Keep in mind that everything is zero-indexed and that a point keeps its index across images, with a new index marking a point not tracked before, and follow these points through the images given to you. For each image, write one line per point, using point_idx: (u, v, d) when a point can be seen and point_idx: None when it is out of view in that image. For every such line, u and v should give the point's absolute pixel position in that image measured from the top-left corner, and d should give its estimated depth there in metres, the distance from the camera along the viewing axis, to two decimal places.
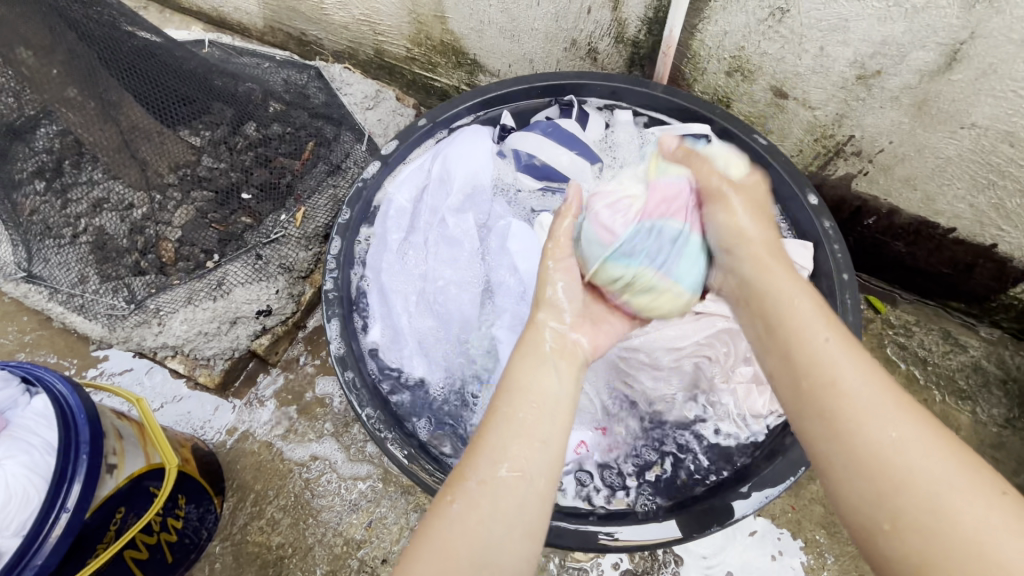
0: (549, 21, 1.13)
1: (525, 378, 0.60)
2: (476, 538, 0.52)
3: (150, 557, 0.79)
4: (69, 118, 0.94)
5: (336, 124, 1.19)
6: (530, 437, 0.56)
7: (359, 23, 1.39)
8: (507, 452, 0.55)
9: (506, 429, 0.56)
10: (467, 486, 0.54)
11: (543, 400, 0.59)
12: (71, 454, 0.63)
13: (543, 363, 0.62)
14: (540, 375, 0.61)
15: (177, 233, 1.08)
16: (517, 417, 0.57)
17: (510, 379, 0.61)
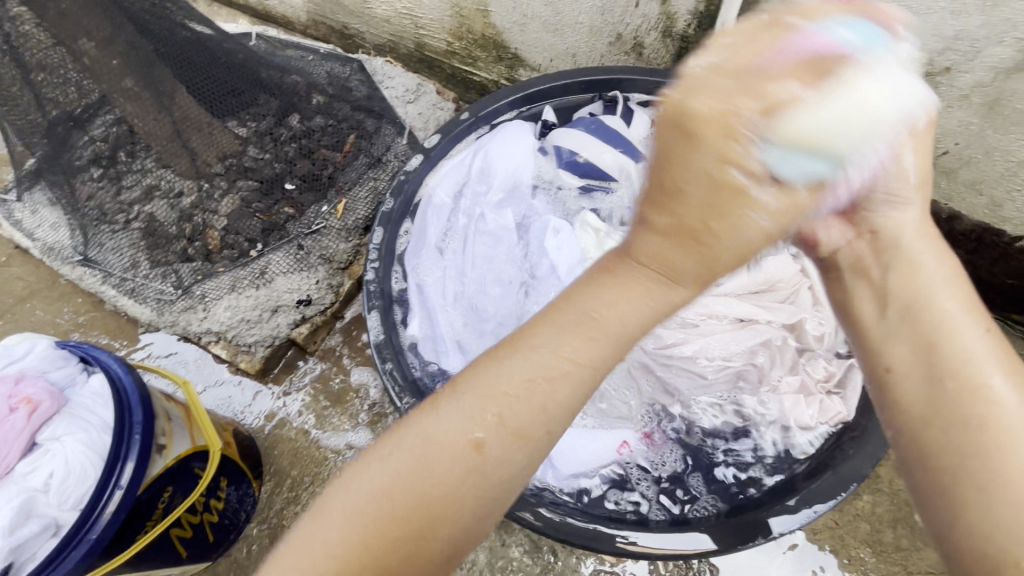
0: (595, 15, 1.12)
1: (606, 308, 0.46)
2: (470, 478, 0.44)
3: (193, 536, 0.81)
4: (126, 109, 0.95)
5: (377, 117, 1.22)
6: (573, 381, 0.46)
7: (402, 17, 1.39)
8: (542, 395, 0.45)
9: (548, 370, 0.45)
10: (463, 419, 0.45)
11: (607, 350, 0.46)
12: (125, 433, 0.65)
13: (632, 293, 0.46)
14: (620, 310, 0.46)
15: (223, 221, 1.11)
16: (560, 354, 0.46)
17: (581, 303, 0.47)
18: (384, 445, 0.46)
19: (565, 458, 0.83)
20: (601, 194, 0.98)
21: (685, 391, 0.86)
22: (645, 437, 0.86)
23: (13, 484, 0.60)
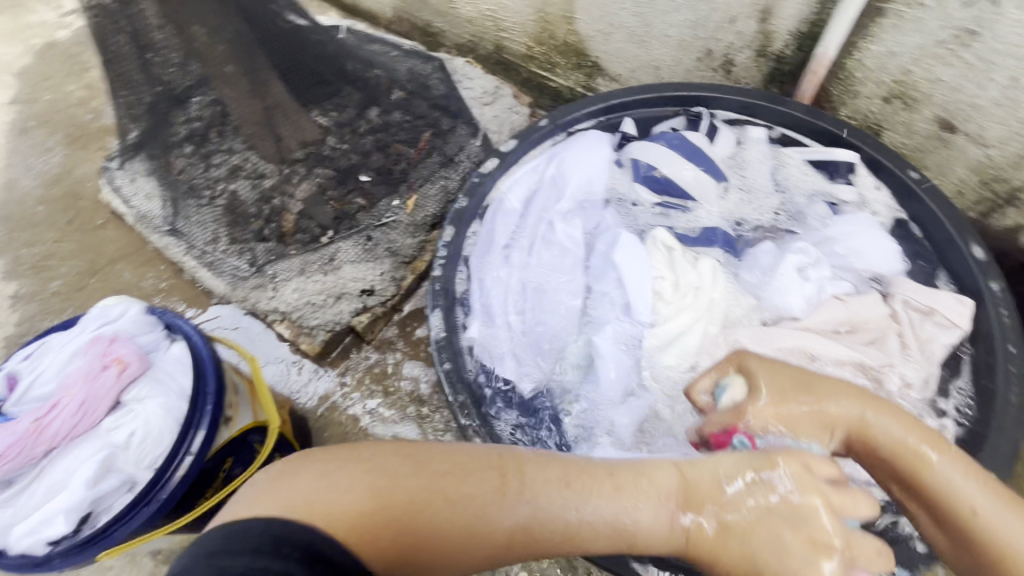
0: (685, 29, 1.09)
1: (656, 516, 0.50)
2: (484, 554, 0.53)
3: None
4: (226, 93, 1.06)
5: (453, 117, 1.25)
6: (607, 536, 0.51)
7: (486, 18, 1.40)
8: (577, 539, 0.52)
9: (598, 521, 0.51)
10: (517, 526, 0.51)
11: (640, 532, 0.50)
12: (199, 402, 0.69)
13: (674, 521, 0.50)
14: (656, 521, 0.50)
15: (299, 205, 1.15)
16: (610, 514, 0.51)
17: (656, 506, 0.50)
18: (455, 480, 0.52)
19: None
20: (675, 213, 0.96)
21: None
22: None
23: (97, 439, 0.63)
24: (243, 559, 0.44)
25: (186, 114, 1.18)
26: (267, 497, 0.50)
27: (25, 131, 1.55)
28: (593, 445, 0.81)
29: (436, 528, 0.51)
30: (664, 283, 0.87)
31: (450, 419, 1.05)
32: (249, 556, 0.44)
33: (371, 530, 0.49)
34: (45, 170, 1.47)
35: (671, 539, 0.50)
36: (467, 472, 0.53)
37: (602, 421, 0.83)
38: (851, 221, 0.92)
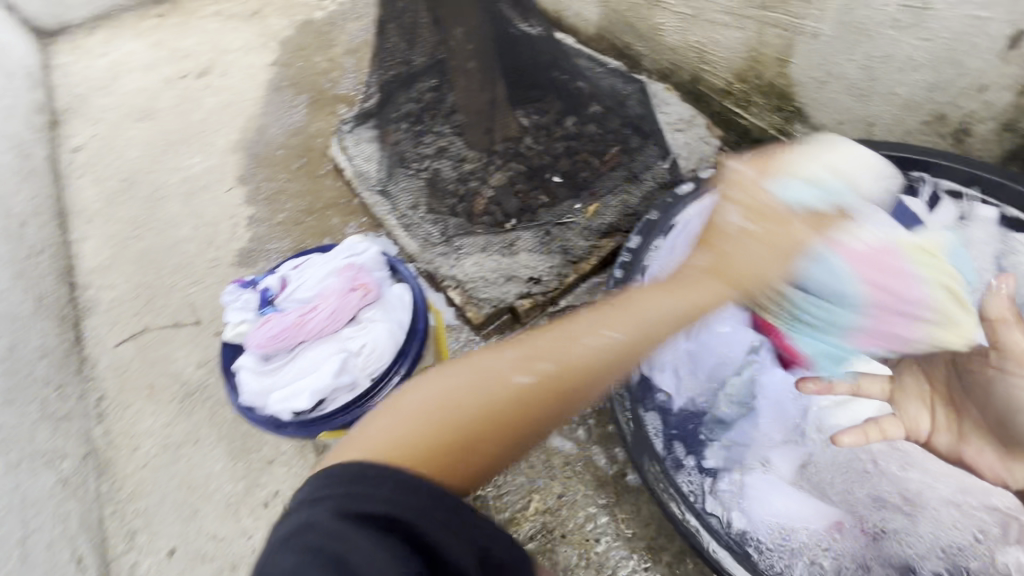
0: (919, 89, 1.09)
1: (669, 312, 0.61)
2: (527, 420, 0.59)
3: None
4: (458, 81, 1.17)
5: (644, 137, 1.32)
6: (686, 320, 0.61)
7: (690, 48, 1.43)
8: (607, 357, 0.60)
9: (620, 329, 0.61)
10: (552, 372, 0.59)
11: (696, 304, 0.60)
12: (411, 337, 0.82)
13: (711, 287, 0.60)
14: (683, 299, 0.60)
15: (491, 191, 1.29)
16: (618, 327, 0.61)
17: (659, 312, 0.61)
18: (438, 377, 0.61)
19: (760, 507, 0.84)
20: None
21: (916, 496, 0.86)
22: (834, 525, 0.84)
23: (336, 343, 0.80)
24: (300, 506, 0.49)
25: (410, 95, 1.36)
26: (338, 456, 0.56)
27: (279, 89, 1.90)
28: (748, 472, 0.88)
29: (467, 429, 0.57)
30: None
31: (586, 413, 1.10)
32: (308, 505, 0.49)
33: (421, 462, 0.54)
34: (289, 124, 1.79)
35: (716, 295, 0.60)
36: (462, 375, 0.60)
37: (753, 449, 0.91)
38: None
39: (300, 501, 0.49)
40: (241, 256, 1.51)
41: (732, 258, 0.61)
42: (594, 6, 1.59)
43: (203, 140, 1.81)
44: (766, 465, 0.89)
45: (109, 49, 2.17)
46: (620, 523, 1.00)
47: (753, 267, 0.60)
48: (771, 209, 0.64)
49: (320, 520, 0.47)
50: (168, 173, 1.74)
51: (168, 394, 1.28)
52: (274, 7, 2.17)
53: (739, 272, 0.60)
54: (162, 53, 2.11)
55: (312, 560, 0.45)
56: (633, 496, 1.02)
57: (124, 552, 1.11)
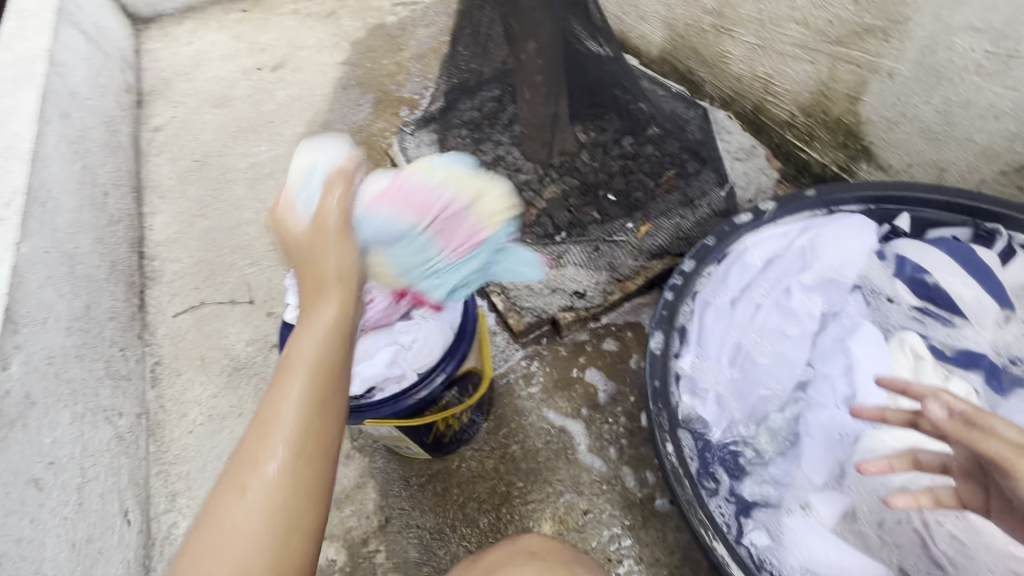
0: (999, 139, 1.05)
1: (307, 356, 0.60)
2: (309, 483, 0.58)
3: (432, 430, 0.97)
4: (524, 93, 1.21)
5: (701, 162, 1.31)
6: (338, 326, 0.61)
7: (755, 78, 1.42)
8: (304, 405, 0.58)
9: (298, 380, 0.59)
10: (289, 439, 0.57)
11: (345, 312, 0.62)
12: (462, 337, 0.89)
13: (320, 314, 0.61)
14: (319, 326, 0.61)
15: (544, 204, 1.31)
16: (312, 362, 0.60)
17: (300, 362, 0.60)
18: (210, 529, 0.56)
19: (797, 552, 0.80)
20: (934, 321, 0.94)
21: (976, 575, 0.76)
22: None
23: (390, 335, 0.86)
24: None
25: (472, 102, 1.40)
26: None
27: (347, 87, 1.98)
28: (786, 514, 0.83)
29: (256, 530, 0.56)
30: None
31: (619, 433, 1.11)
32: None
33: None
34: (353, 121, 1.87)
35: (329, 315, 0.61)
36: (224, 508, 0.57)
37: (801, 497, 0.84)
38: None
39: None
40: None
41: (313, 295, 0.63)
42: (661, 29, 1.61)
43: (272, 130, 1.91)
44: (816, 514, 0.83)
45: (193, 38, 2.31)
46: (644, 548, 1.00)
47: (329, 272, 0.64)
48: (310, 218, 0.67)
49: None
50: (237, 158, 1.84)
51: (218, 367, 1.35)
52: (348, 10, 2.28)
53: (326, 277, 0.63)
54: (242, 45, 2.24)
55: None
56: (659, 522, 1.02)
57: (165, 511, 1.18)
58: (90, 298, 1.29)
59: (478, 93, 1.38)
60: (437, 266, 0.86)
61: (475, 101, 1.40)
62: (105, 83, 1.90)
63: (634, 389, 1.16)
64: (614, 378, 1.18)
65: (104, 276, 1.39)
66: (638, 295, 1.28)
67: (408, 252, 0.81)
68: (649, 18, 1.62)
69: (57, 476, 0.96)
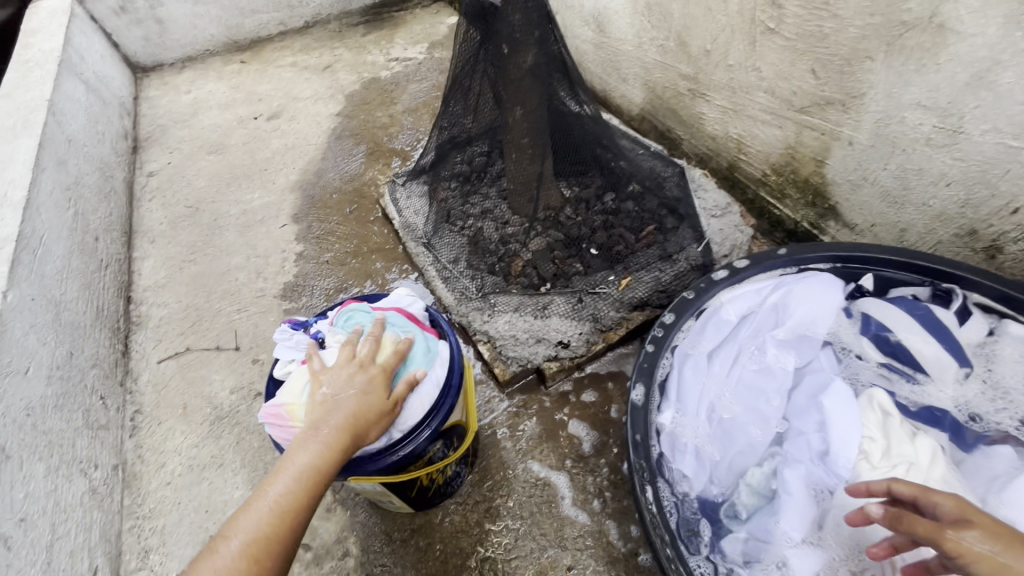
0: (952, 205, 1.12)
1: (291, 483, 0.72)
2: (288, 536, 0.70)
3: (414, 485, 0.97)
4: (510, 154, 1.27)
5: (679, 219, 1.38)
6: (359, 415, 0.77)
7: (729, 139, 1.52)
8: (288, 508, 0.71)
9: (277, 502, 0.71)
10: (262, 526, 0.69)
11: (364, 412, 0.78)
12: (445, 392, 0.89)
13: (318, 449, 0.74)
14: (316, 450, 0.74)
15: (529, 255, 1.36)
16: (332, 433, 0.75)
17: (294, 468, 0.73)
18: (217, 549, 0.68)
19: None
20: (899, 379, 0.98)
21: None
22: None
23: None
24: None
25: (460, 156, 1.46)
26: None
27: (341, 137, 2.05)
28: None
29: None
30: (873, 445, 0.89)
31: (602, 485, 1.11)
32: None
33: None
34: (346, 170, 1.93)
35: (338, 439, 0.75)
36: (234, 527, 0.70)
37: (779, 557, 0.85)
38: None
39: None
40: (286, 289, 1.59)
41: (326, 415, 0.77)
42: (641, 92, 1.71)
43: (266, 177, 1.96)
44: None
45: (193, 87, 2.39)
46: None
47: (341, 410, 0.77)
48: (352, 360, 0.83)
49: None
50: (230, 204, 1.88)
51: (200, 416, 1.33)
52: (344, 64, 2.38)
53: (342, 418, 0.76)
54: (239, 95, 2.32)
55: None
56: None
57: (136, 569, 1.14)
58: (73, 344, 1.28)
59: (467, 148, 1.44)
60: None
61: (463, 155, 1.45)
62: (102, 130, 1.95)
63: (617, 440, 1.17)
64: (598, 429, 1.19)
65: (89, 321, 1.39)
66: (621, 345, 1.31)
67: None
68: (630, 79, 1.72)
69: (26, 533, 0.94)
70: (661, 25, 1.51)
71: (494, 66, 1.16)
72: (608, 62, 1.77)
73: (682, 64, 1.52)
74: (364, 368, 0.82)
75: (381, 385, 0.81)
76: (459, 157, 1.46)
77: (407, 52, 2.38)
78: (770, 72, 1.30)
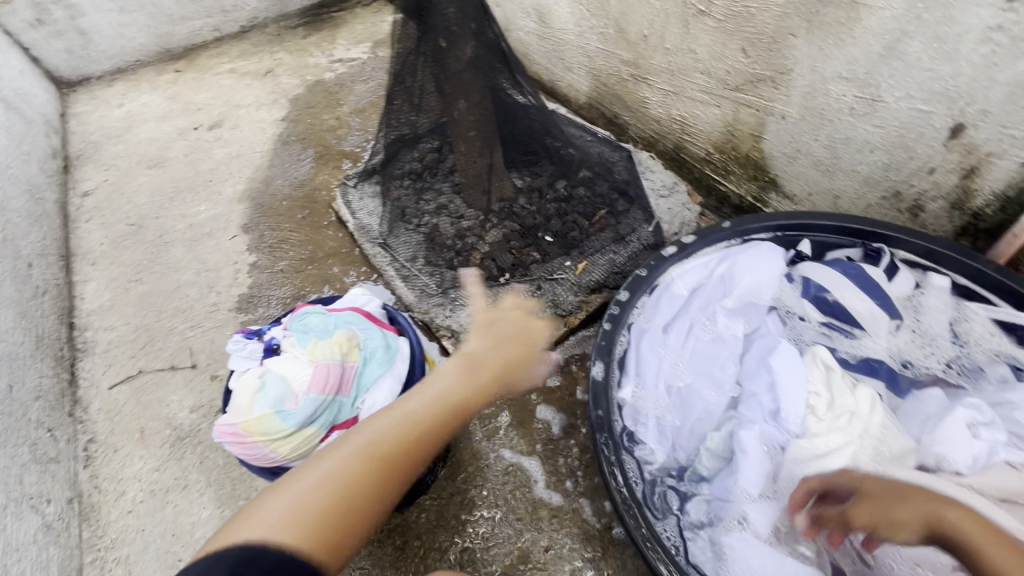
0: (877, 169, 1.19)
1: (432, 407, 0.73)
2: (414, 463, 0.72)
3: None
4: (459, 148, 1.27)
5: (630, 201, 1.41)
6: (512, 363, 0.78)
7: (673, 121, 1.56)
8: (424, 434, 0.73)
9: (417, 419, 0.72)
10: (399, 443, 0.71)
11: (514, 362, 0.78)
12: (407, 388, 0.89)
13: (466, 384, 0.75)
14: (466, 385, 0.75)
15: (486, 247, 1.37)
16: (484, 372, 0.76)
17: (442, 394, 0.74)
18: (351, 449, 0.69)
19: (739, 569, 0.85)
20: (839, 335, 1.04)
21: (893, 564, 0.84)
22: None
23: None
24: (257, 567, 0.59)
25: (411, 154, 1.45)
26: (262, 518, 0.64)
27: (288, 143, 2.00)
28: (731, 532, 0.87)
29: (336, 491, 0.67)
30: (819, 399, 0.95)
31: (574, 466, 1.14)
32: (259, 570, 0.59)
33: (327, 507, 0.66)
34: (295, 175, 1.88)
35: (485, 382, 0.76)
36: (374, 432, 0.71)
37: (740, 515, 0.89)
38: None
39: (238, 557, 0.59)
40: (241, 302, 1.55)
41: (480, 352, 0.77)
42: (586, 80, 1.74)
43: (211, 189, 1.89)
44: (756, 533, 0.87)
45: (125, 100, 2.28)
46: None
47: (497, 355, 0.78)
48: (510, 309, 0.82)
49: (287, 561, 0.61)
50: (175, 219, 1.81)
51: (159, 439, 1.29)
52: (286, 68, 2.32)
53: (496, 364, 0.77)
54: (177, 105, 2.23)
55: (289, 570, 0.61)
56: (618, 550, 1.04)
57: None
58: (12, 378, 1.21)
59: (417, 145, 1.43)
60: (342, 409, 0.84)
61: (413, 153, 1.44)
62: (28, 151, 1.84)
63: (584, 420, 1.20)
64: (565, 412, 1.21)
65: (29, 352, 1.32)
66: (582, 328, 1.34)
67: (321, 404, 0.81)
68: (574, 68, 1.75)
69: None
70: (600, 12, 1.54)
71: (435, 62, 1.16)
72: (552, 52, 1.79)
73: (622, 51, 1.55)
74: (521, 317, 0.82)
75: (534, 342, 0.81)
76: (410, 154, 1.45)
77: (351, 52, 2.34)
78: (705, 54, 1.35)
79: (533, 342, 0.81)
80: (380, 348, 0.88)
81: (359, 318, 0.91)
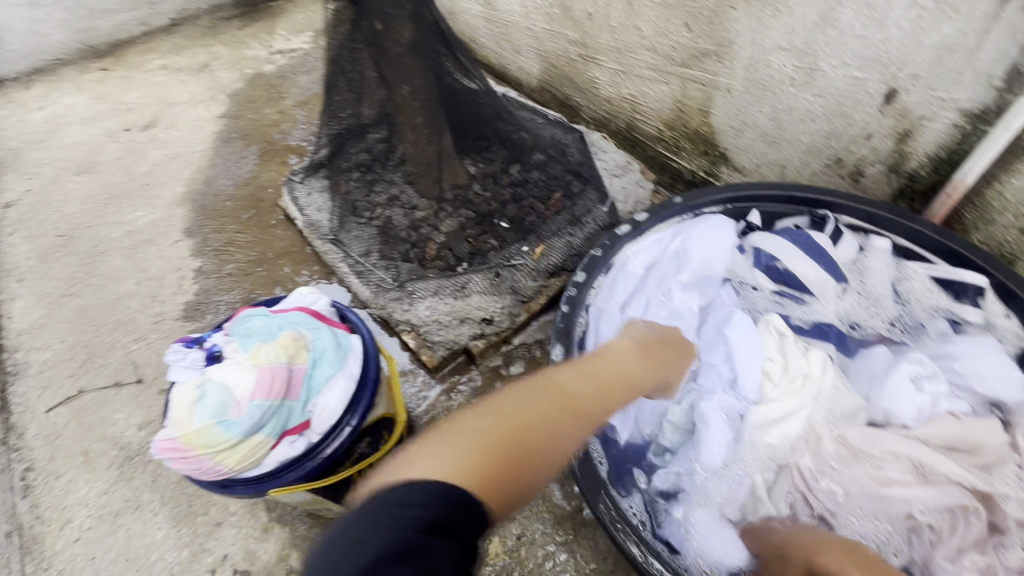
0: (819, 137, 1.22)
1: (605, 379, 0.83)
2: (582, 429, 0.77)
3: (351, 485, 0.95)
4: (406, 136, 1.22)
5: (584, 182, 1.41)
6: (670, 363, 0.93)
7: (623, 100, 1.56)
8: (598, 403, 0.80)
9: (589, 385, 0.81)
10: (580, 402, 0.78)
11: (670, 366, 0.93)
12: (362, 387, 0.86)
13: (637, 368, 0.88)
14: (636, 369, 0.87)
15: (442, 237, 1.33)
16: (648, 362, 0.90)
17: (615, 373, 0.85)
18: (537, 397, 0.75)
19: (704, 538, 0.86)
20: (790, 303, 1.07)
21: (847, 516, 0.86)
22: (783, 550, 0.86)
23: None
24: (421, 510, 0.55)
25: (359, 145, 1.40)
26: (437, 455, 0.64)
27: (229, 140, 1.91)
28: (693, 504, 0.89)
29: (524, 429, 0.71)
30: (774, 365, 0.97)
31: None
32: (426, 504, 0.55)
33: (514, 443, 0.69)
34: (239, 174, 1.79)
35: (651, 372, 0.89)
36: (552, 391, 0.78)
37: (703, 485, 0.91)
38: (966, 344, 0.98)
39: (419, 492, 0.57)
40: (188, 310, 1.47)
41: (644, 347, 0.92)
42: (536, 62, 1.72)
43: (148, 193, 1.78)
44: (720, 506, 0.89)
45: (46, 103, 2.12)
46: (579, 559, 1.02)
47: (658, 352, 0.92)
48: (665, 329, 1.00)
49: (461, 494, 0.60)
50: (110, 227, 1.70)
51: (106, 461, 1.21)
52: (223, 62, 2.20)
53: (656, 359, 0.91)
54: (105, 106, 2.08)
55: (453, 514, 0.57)
56: (589, 531, 1.05)
57: None
58: None
59: (364, 136, 1.37)
60: (291, 414, 0.80)
61: (361, 143, 1.39)
62: None
63: None
64: None
65: None
66: (544, 313, 1.34)
67: (270, 409, 0.77)
68: (523, 51, 1.72)
69: None
70: None
71: (373, 46, 1.10)
72: (500, 34, 1.75)
73: (569, 30, 1.53)
74: (672, 332, 1.00)
75: (686, 355, 0.97)
76: (358, 145, 1.39)
77: (291, 42, 2.24)
78: (649, 30, 1.34)
79: (687, 354, 0.96)
80: (330, 346, 0.85)
81: (305, 317, 0.87)
